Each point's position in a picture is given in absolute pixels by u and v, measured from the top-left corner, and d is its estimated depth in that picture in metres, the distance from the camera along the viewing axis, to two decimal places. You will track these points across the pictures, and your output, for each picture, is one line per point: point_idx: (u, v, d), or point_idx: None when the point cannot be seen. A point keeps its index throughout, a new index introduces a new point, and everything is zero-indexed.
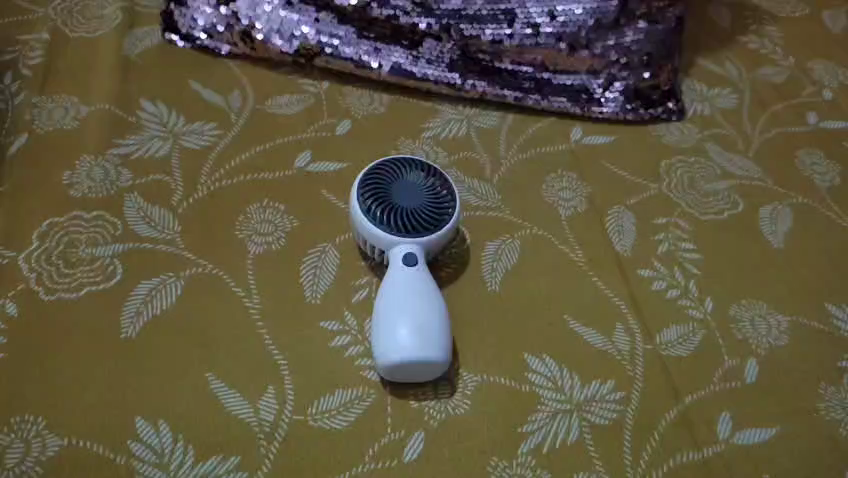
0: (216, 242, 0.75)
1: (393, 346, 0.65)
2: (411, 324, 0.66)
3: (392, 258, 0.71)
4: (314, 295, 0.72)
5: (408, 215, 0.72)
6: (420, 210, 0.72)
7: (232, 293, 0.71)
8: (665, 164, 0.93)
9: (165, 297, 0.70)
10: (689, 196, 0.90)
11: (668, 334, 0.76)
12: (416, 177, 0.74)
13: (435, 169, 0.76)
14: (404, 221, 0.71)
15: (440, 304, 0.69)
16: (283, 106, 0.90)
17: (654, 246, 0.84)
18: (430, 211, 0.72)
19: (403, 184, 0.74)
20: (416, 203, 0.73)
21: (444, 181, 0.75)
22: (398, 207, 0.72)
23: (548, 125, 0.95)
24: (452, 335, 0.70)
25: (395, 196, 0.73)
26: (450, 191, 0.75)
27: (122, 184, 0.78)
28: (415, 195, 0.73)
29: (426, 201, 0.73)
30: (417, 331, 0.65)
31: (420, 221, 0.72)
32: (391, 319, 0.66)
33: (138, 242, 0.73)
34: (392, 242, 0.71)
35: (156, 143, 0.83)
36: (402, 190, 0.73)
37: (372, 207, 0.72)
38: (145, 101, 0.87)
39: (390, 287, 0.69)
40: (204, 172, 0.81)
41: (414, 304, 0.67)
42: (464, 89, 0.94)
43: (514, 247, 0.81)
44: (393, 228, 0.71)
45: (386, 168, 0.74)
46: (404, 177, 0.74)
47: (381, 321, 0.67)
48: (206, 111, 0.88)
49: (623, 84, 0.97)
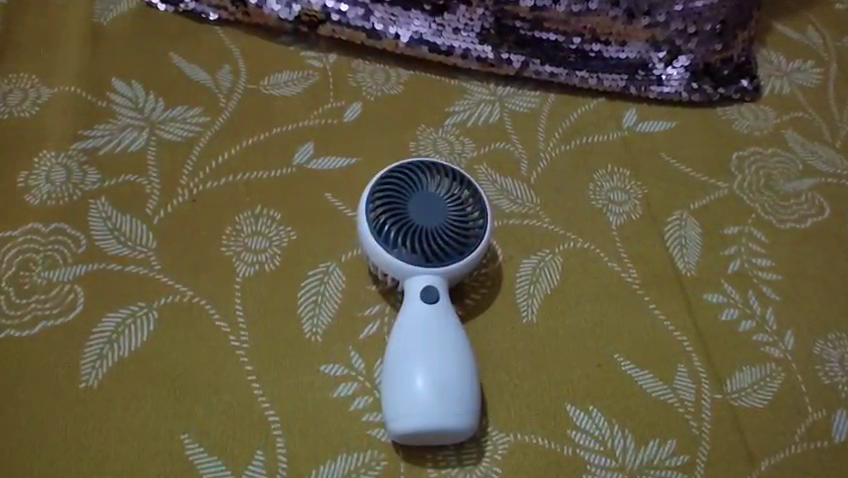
0: (198, 261, 0.63)
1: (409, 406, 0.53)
2: (432, 379, 0.54)
3: (410, 291, 0.59)
4: (314, 332, 0.60)
5: (428, 235, 0.59)
6: (444, 228, 0.59)
7: (216, 329, 0.59)
8: (736, 159, 0.78)
9: (134, 335, 0.58)
10: (764, 199, 0.75)
11: (739, 379, 0.63)
12: (440, 186, 0.61)
13: (463, 176, 0.62)
14: (424, 245, 0.58)
15: (466, 350, 0.57)
16: (282, 86, 0.76)
17: (722, 264, 0.70)
18: (455, 232, 0.59)
19: (424, 196, 0.60)
20: (438, 219, 0.59)
21: (472, 191, 0.62)
22: (415, 224, 0.59)
23: (597, 109, 0.80)
24: (479, 386, 0.58)
25: (411, 210, 0.59)
26: (481, 204, 0.61)
27: (88, 187, 0.66)
28: (437, 209, 0.60)
29: (451, 216, 0.60)
30: (438, 387, 0.54)
31: (444, 243, 0.59)
32: (407, 371, 0.54)
33: (103, 262, 0.61)
34: (407, 269, 0.58)
35: (130, 134, 0.70)
36: (421, 202, 0.60)
37: (384, 223, 0.59)
38: (118, 81, 0.73)
39: (406, 326, 0.57)
40: (186, 171, 0.68)
41: (436, 351, 0.55)
42: (497, 64, 0.79)
43: (554, 268, 0.68)
44: (410, 252, 0.58)
45: (404, 174, 0.61)
46: (425, 185, 0.61)
47: (394, 371, 0.55)
48: (190, 92, 0.74)
49: (689, 58, 0.81)
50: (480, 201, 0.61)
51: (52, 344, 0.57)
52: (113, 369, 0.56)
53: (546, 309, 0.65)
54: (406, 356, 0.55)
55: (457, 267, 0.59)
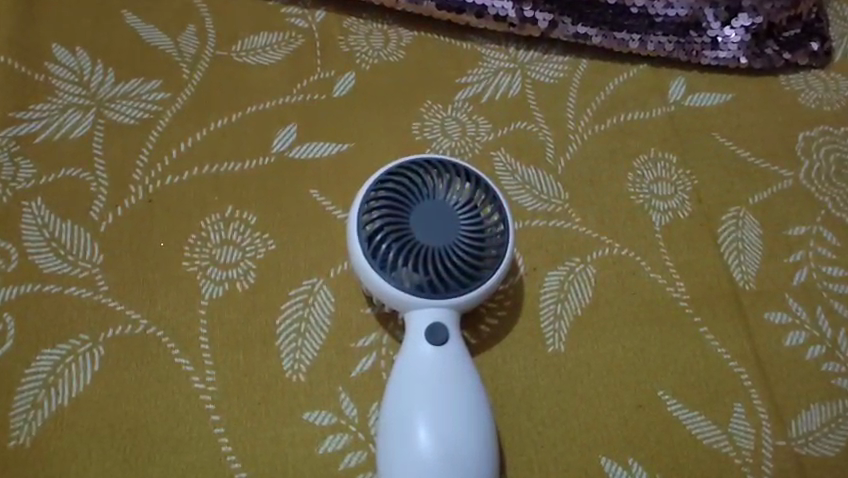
0: (154, 280, 0.52)
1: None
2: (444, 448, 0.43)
3: (414, 325, 0.48)
4: (296, 370, 0.50)
5: (434, 255, 0.47)
6: (455, 246, 0.48)
7: (177, 368, 0.49)
8: (803, 141, 0.65)
9: (76, 377, 0.48)
10: (837, 191, 0.63)
11: (807, 420, 0.53)
12: (450, 191, 0.49)
13: (478, 177, 0.51)
14: (429, 269, 0.47)
15: (484, 406, 0.47)
16: (258, 52, 0.63)
17: (786, 275, 0.59)
18: (468, 252, 0.48)
19: (432, 205, 0.48)
20: (447, 235, 0.48)
21: (490, 198, 0.50)
22: (418, 241, 0.47)
23: (638, 79, 0.67)
24: (497, 440, 0.48)
25: (413, 222, 0.48)
26: (500, 214, 0.50)
27: (20, 185, 0.54)
28: (446, 222, 0.48)
29: (464, 231, 0.48)
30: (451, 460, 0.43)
31: (454, 265, 0.47)
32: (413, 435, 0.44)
33: (38, 283, 0.50)
34: (408, 298, 0.47)
35: (72, 116, 0.57)
36: (426, 211, 0.48)
37: (380, 242, 0.47)
38: (59, 48, 0.60)
39: (410, 374, 0.46)
40: (140, 164, 0.56)
41: (448, 409, 0.45)
42: (519, 24, 0.65)
43: (578, 289, 0.56)
44: (411, 276, 0.47)
45: (406, 177, 0.49)
46: (432, 191, 0.49)
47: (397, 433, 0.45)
48: (147, 61, 0.61)
49: (751, 16, 0.67)
50: (499, 211, 0.50)
51: None
52: (50, 421, 0.46)
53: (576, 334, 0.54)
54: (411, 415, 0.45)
55: (470, 295, 0.48)
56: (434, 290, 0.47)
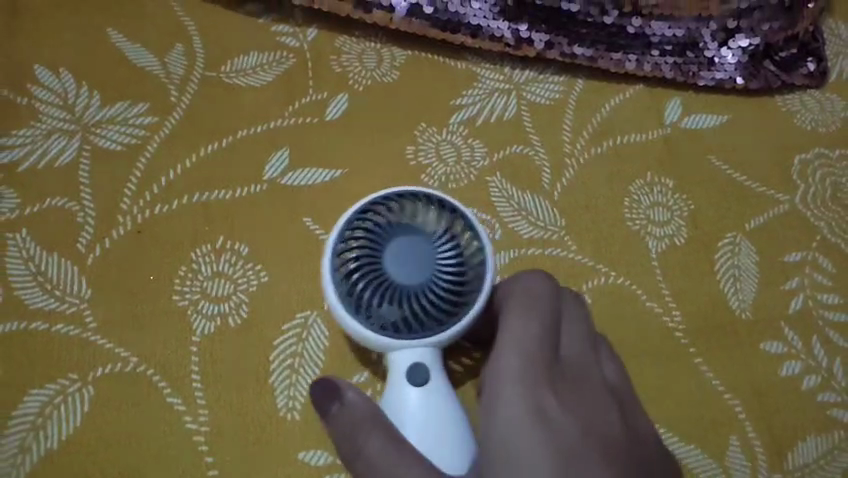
0: (144, 315, 0.50)
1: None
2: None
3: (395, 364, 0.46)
4: (290, 408, 0.49)
5: (411, 294, 0.45)
6: (434, 283, 0.45)
7: (169, 408, 0.48)
8: (798, 163, 0.65)
9: (65, 419, 0.47)
10: (832, 216, 0.63)
11: (803, 453, 0.54)
12: (424, 223, 0.47)
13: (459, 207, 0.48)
14: (404, 309, 0.45)
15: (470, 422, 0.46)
16: (248, 72, 0.61)
17: (782, 302, 0.59)
18: (446, 289, 0.46)
19: (408, 240, 0.46)
20: (425, 272, 0.45)
21: (468, 231, 0.48)
22: (396, 280, 0.45)
23: (635, 100, 0.66)
24: None
25: (389, 261, 0.45)
26: (479, 247, 0.47)
27: (5, 216, 0.52)
28: (424, 258, 0.46)
29: (442, 267, 0.46)
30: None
31: (433, 302, 0.45)
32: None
33: (25, 320, 0.49)
34: (387, 340, 0.46)
35: (57, 142, 0.56)
36: (403, 248, 0.46)
37: (355, 284, 0.45)
38: (42, 69, 0.58)
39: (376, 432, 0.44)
40: (129, 193, 0.54)
41: (438, 446, 0.44)
42: (515, 44, 0.64)
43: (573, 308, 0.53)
44: (386, 316, 0.45)
45: (378, 215, 0.47)
46: (408, 224, 0.47)
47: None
48: (133, 83, 0.59)
49: (748, 37, 0.66)
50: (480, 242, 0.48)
51: None
52: (39, 465, 0.46)
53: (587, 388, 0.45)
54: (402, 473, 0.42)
55: (450, 331, 0.46)
56: (411, 329, 0.46)
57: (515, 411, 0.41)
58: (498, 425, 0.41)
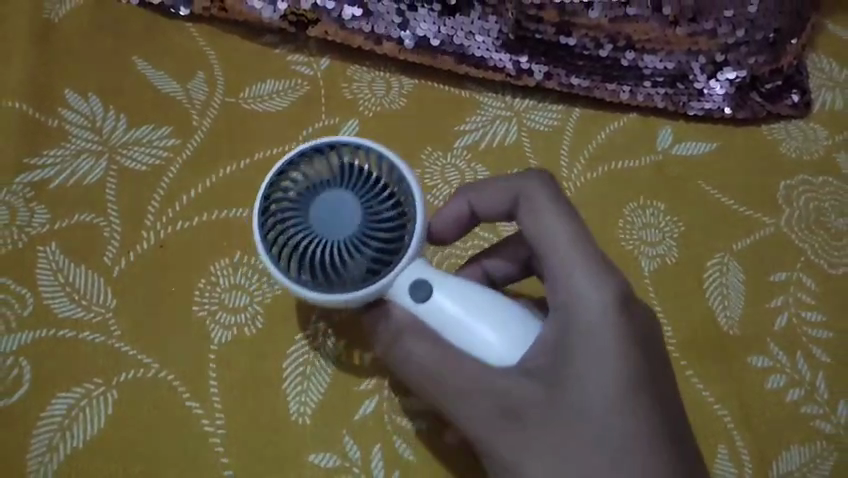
0: (166, 324, 0.54)
1: (527, 451, 0.42)
2: (540, 395, 0.42)
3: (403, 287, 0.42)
4: (301, 413, 0.52)
5: (351, 242, 0.41)
6: (370, 217, 0.42)
7: (188, 412, 0.51)
8: (783, 189, 0.68)
9: (90, 420, 0.50)
10: (815, 239, 0.66)
11: (788, 459, 0.57)
12: (326, 171, 0.43)
13: (331, 141, 0.44)
14: (361, 255, 0.41)
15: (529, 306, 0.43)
16: (266, 99, 0.65)
17: (768, 319, 0.62)
18: (385, 216, 0.42)
19: (322, 198, 0.42)
20: (357, 212, 0.41)
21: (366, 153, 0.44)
22: (328, 238, 0.41)
23: (628, 127, 0.69)
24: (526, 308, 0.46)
25: (314, 227, 0.41)
26: (388, 162, 0.44)
27: (36, 230, 0.56)
28: (348, 199, 0.42)
29: (370, 199, 0.42)
30: (556, 401, 0.42)
31: (381, 241, 0.42)
32: (503, 392, 0.41)
33: (53, 328, 0.52)
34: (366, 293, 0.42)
35: (86, 162, 0.59)
36: (320, 207, 0.41)
37: (308, 264, 0.42)
38: (72, 94, 0.62)
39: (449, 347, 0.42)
40: (152, 210, 0.58)
41: (511, 351, 0.41)
42: (516, 74, 0.68)
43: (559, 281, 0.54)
44: (353, 272, 0.42)
45: (290, 189, 0.43)
46: (318, 180, 0.43)
47: (472, 409, 0.43)
48: (157, 108, 0.63)
49: (735, 69, 0.70)
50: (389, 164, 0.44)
51: None
52: (65, 463, 0.49)
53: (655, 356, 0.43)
54: (484, 380, 0.41)
55: (409, 250, 0.42)
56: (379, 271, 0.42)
57: (604, 304, 0.42)
58: (581, 311, 0.42)
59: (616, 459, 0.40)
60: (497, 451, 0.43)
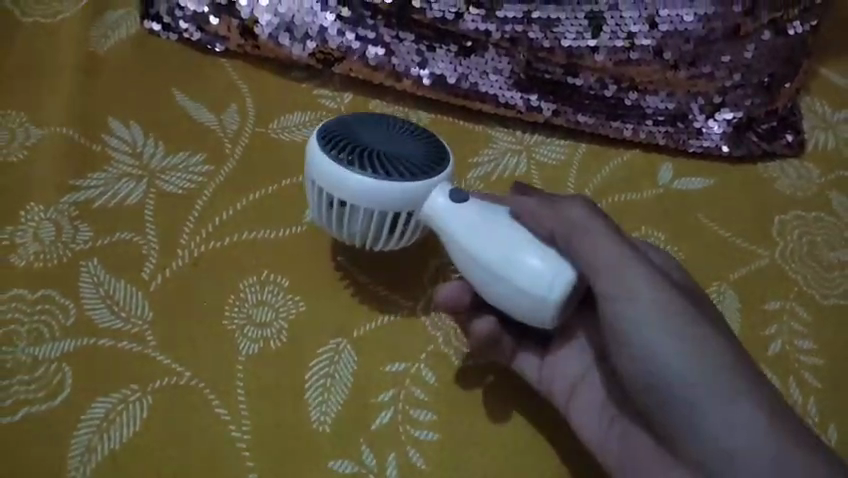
0: (198, 336, 0.58)
1: (658, 350, 0.48)
2: (672, 293, 0.49)
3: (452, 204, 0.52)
4: (322, 422, 0.56)
5: (396, 155, 0.53)
6: (417, 148, 0.55)
7: (216, 417, 0.55)
8: (777, 223, 0.72)
9: (125, 423, 0.54)
10: (807, 270, 0.69)
11: None
12: (393, 122, 0.57)
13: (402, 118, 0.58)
14: (402, 166, 0.53)
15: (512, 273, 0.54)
16: (293, 129, 0.69)
17: (762, 346, 0.65)
18: (424, 156, 0.54)
19: (382, 129, 0.56)
20: (407, 146, 0.55)
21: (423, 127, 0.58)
22: (378, 149, 0.53)
23: (631, 163, 0.74)
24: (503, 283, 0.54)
25: (371, 142, 0.54)
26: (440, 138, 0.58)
27: (79, 246, 0.60)
28: (397, 138, 0.55)
29: (420, 141, 0.56)
30: (686, 305, 0.49)
31: (418, 160, 0.54)
32: (636, 280, 0.49)
33: (93, 337, 0.57)
34: (396, 193, 0.52)
35: (127, 184, 0.64)
36: (381, 132, 0.55)
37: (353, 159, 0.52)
38: (114, 121, 0.67)
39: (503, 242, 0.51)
40: (187, 229, 0.62)
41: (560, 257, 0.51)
42: (526, 111, 0.73)
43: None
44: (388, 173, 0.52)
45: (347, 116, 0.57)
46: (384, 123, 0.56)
47: (612, 289, 0.49)
48: (193, 135, 0.67)
49: (732, 111, 0.74)
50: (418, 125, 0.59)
51: (35, 433, 0.53)
52: (103, 462, 0.52)
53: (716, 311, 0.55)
54: (616, 263, 0.49)
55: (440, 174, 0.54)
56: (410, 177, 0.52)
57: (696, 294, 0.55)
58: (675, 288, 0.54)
59: (738, 356, 0.48)
60: (639, 339, 0.48)
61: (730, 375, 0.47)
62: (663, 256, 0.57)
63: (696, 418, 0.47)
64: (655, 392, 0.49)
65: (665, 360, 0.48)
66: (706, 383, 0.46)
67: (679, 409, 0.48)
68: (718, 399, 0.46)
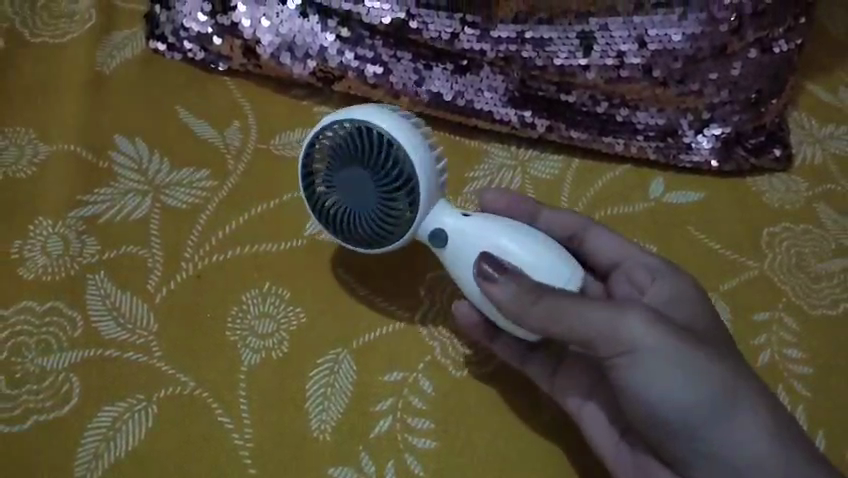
0: (202, 348, 0.60)
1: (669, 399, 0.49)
2: (672, 340, 0.49)
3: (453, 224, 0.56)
4: (322, 430, 0.58)
5: (364, 217, 0.55)
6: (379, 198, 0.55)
7: (219, 426, 0.57)
8: (766, 234, 0.73)
9: (131, 431, 0.56)
10: (796, 280, 0.71)
11: None
12: (354, 154, 0.54)
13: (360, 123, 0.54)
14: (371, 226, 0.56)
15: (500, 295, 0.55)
16: (294, 145, 0.71)
17: (752, 355, 0.67)
18: (388, 206, 0.55)
19: (344, 175, 0.55)
20: (369, 197, 0.55)
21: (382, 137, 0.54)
22: (347, 210, 0.56)
23: (622, 178, 0.76)
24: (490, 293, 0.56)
25: (339, 196, 0.56)
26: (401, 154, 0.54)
27: (87, 259, 0.63)
28: (361, 187, 0.54)
29: (380, 188, 0.54)
30: (686, 342, 0.49)
31: (384, 215, 0.55)
32: (632, 338, 0.48)
33: (101, 347, 0.59)
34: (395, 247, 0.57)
35: (132, 199, 0.66)
36: (346, 180, 0.55)
37: (345, 231, 0.57)
38: (120, 138, 0.69)
39: (484, 303, 0.55)
40: (191, 243, 0.64)
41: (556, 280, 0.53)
42: (520, 127, 0.75)
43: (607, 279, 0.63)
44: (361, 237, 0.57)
45: (320, 165, 0.56)
46: (345, 158, 0.55)
47: (611, 350, 0.49)
48: (197, 151, 0.69)
49: (721, 126, 0.76)
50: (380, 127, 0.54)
51: (46, 440, 0.55)
52: (109, 469, 0.55)
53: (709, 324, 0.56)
54: (608, 331, 0.49)
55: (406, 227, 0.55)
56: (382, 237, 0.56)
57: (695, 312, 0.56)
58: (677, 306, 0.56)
59: (738, 373, 0.50)
60: (644, 389, 0.50)
61: (734, 398, 0.49)
62: (658, 276, 0.58)
63: (705, 447, 0.50)
64: (665, 430, 0.51)
65: (673, 403, 0.49)
66: (716, 414, 0.49)
67: (688, 444, 0.51)
68: (725, 423, 0.50)
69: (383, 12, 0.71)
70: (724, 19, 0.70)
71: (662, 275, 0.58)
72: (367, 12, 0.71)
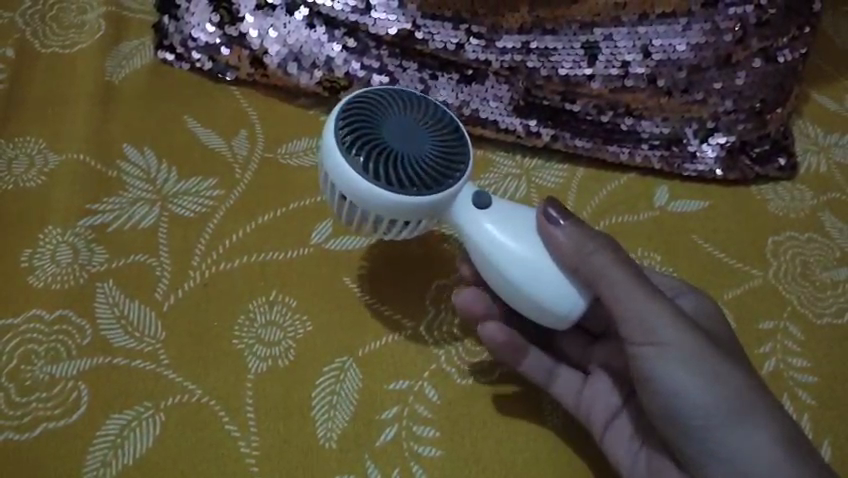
0: (209, 356, 0.60)
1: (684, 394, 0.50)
2: (695, 341, 0.50)
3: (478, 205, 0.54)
4: (328, 438, 0.58)
5: (415, 164, 0.51)
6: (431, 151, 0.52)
7: (225, 433, 0.57)
8: (771, 242, 0.73)
9: (138, 439, 0.57)
10: (802, 289, 0.71)
11: None
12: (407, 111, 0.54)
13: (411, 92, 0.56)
14: (418, 175, 0.51)
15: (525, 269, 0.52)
16: (299, 155, 0.71)
17: (758, 364, 0.67)
18: (438, 162, 0.52)
19: (396, 125, 0.52)
20: (421, 146, 0.52)
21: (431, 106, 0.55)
22: (395, 154, 0.51)
23: (627, 185, 0.76)
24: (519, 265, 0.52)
25: (388, 140, 0.52)
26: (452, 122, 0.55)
27: (96, 268, 0.63)
28: (413, 137, 0.52)
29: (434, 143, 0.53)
30: (705, 345, 0.50)
31: (437, 165, 0.52)
32: (656, 330, 0.50)
33: (109, 356, 0.60)
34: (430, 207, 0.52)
35: (141, 209, 0.66)
36: (397, 127, 0.52)
37: (389, 176, 0.51)
38: (129, 148, 0.70)
39: (534, 259, 0.52)
40: (199, 252, 0.65)
41: None
42: (525, 136, 0.75)
43: None
44: (407, 183, 0.51)
45: (361, 114, 0.52)
46: (395, 113, 0.53)
47: (639, 336, 0.51)
48: (203, 161, 0.70)
49: (725, 136, 0.76)
50: (429, 107, 0.55)
51: (53, 449, 0.56)
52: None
53: (731, 336, 0.55)
54: (644, 312, 0.50)
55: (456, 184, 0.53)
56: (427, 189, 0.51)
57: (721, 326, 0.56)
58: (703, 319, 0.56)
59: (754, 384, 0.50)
60: (660, 383, 0.51)
61: (749, 408, 0.49)
62: (680, 294, 0.58)
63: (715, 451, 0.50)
64: (675, 428, 0.52)
65: (688, 402, 0.50)
66: (729, 419, 0.49)
67: (698, 444, 0.51)
68: (735, 431, 0.49)
69: (388, 23, 0.74)
70: (728, 29, 0.73)
71: (682, 293, 0.58)
72: (373, 24, 0.74)
